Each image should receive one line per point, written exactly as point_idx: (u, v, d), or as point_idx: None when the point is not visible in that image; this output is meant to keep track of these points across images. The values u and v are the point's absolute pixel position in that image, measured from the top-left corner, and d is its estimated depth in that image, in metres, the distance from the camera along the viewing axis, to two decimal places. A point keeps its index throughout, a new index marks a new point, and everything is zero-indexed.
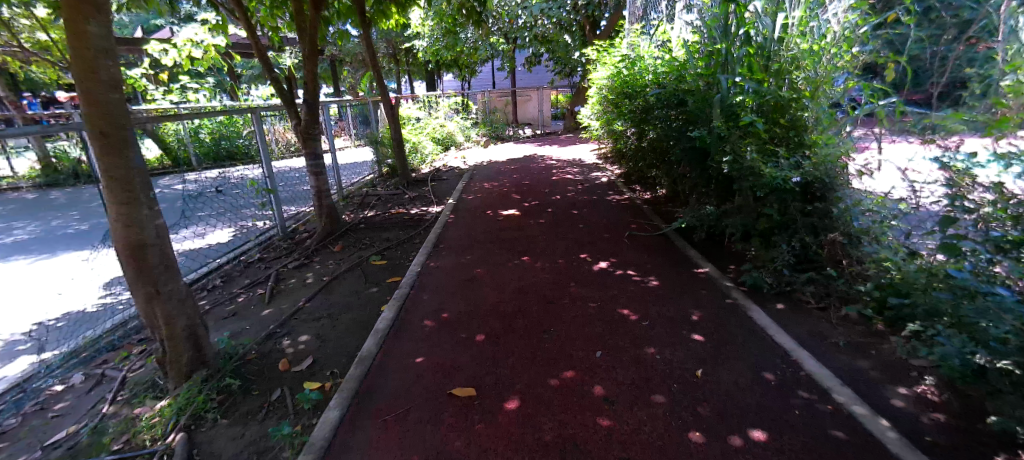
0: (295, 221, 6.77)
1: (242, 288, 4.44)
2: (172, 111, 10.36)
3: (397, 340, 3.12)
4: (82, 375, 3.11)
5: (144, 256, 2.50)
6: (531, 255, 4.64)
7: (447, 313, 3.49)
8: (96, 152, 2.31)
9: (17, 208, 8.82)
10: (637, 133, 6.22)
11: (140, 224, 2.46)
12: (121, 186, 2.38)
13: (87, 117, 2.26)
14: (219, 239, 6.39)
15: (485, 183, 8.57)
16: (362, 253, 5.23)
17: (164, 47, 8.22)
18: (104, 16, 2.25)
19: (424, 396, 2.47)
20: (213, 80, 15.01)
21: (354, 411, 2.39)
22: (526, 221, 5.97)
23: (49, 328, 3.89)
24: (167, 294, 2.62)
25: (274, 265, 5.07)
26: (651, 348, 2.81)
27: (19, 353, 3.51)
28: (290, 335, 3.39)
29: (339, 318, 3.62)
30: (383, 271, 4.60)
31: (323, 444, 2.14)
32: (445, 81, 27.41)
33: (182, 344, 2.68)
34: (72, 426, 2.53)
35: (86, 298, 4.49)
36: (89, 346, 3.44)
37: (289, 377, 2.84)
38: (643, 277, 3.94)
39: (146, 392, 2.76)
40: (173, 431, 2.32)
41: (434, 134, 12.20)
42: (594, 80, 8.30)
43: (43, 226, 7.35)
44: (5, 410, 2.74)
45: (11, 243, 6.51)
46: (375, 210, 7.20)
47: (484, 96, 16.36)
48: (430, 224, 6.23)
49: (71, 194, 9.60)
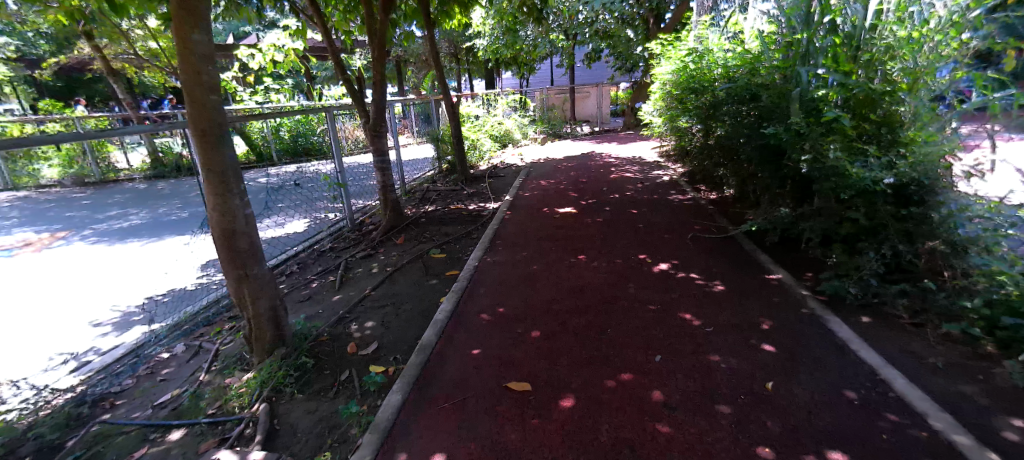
0: (362, 213, 7.16)
1: (315, 275, 4.77)
2: (256, 110, 11.33)
3: (454, 331, 3.22)
4: (183, 345, 3.50)
5: (235, 242, 2.76)
6: (588, 254, 4.59)
7: (503, 308, 3.55)
8: (197, 148, 2.59)
9: (132, 196, 10.06)
10: (704, 130, 5.93)
11: (232, 213, 2.72)
12: (216, 179, 2.64)
13: (191, 117, 2.53)
14: (295, 229, 6.91)
15: (541, 181, 8.58)
16: (423, 246, 5.43)
17: (251, 52, 9.00)
18: (207, 25, 2.49)
19: (481, 388, 2.53)
20: (291, 82, 16.22)
21: (414, 397, 2.49)
22: (583, 219, 5.91)
23: (157, 302, 4.41)
24: (254, 277, 2.87)
25: (343, 255, 5.40)
26: (715, 355, 2.68)
27: (134, 323, 4.02)
28: (357, 321, 3.60)
29: (401, 307, 3.80)
30: (442, 264, 4.75)
31: (386, 426, 2.25)
32: (503, 79, 27.78)
33: (264, 323, 2.93)
34: (176, 390, 2.86)
35: (186, 277, 5.04)
36: (189, 320, 3.87)
37: (357, 359, 3.02)
38: (708, 281, 3.76)
39: (235, 364, 3.05)
40: (258, 401, 2.56)
41: (492, 131, 12.38)
42: (657, 75, 8.02)
43: (151, 213, 8.34)
44: (123, 372, 3.15)
45: (128, 227, 7.46)
46: (435, 205, 7.44)
47: (542, 92, 16.34)
48: (487, 219, 6.34)
49: (173, 185, 10.82)
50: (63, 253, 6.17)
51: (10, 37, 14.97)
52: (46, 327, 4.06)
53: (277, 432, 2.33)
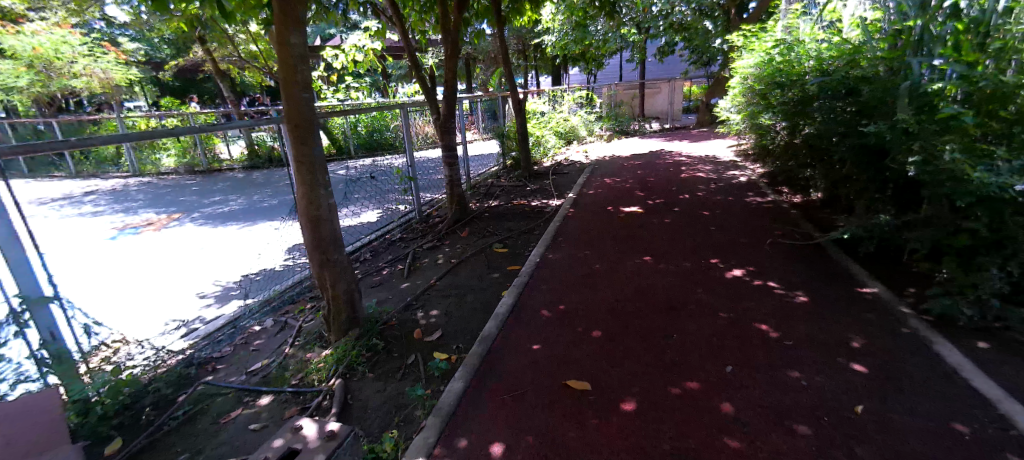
0: (430, 206, 7.44)
1: (386, 262, 5.04)
2: (338, 107, 12.15)
3: (515, 325, 3.25)
4: (272, 320, 3.85)
5: (319, 228, 2.99)
6: (655, 255, 4.43)
7: (564, 305, 3.53)
8: (291, 141, 2.83)
9: (231, 184, 11.22)
10: (789, 127, 5.48)
11: (318, 202, 2.94)
12: (306, 170, 2.87)
13: (286, 114, 2.77)
14: (368, 219, 7.33)
15: (607, 179, 8.39)
16: (486, 240, 5.53)
17: (335, 52, 9.65)
18: (303, 29, 2.71)
19: (540, 383, 2.54)
20: (369, 80, 17.18)
21: (475, 386, 2.56)
22: (650, 219, 5.71)
23: (251, 280, 4.90)
24: (334, 262, 3.09)
25: (411, 245, 5.65)
26: (795, 372, 2.48)
27: (232, 297, 4.50)
28: (423, 309, 3.76)
29: (465, 298, 3.91)
30: (505, 259, 4.82)
31: (448, 411, 2.33)
32: (571, 76, 27.46)
33: (341, 305, 3.14)
34: (265, 360, 3.16)
35: (275, 259, 5.55)
36: (277, 297, 4.26)
37: (423, 345, 3.16)
38: (788, 290, 3.49)
39: (315, 341, 3.32)
40: (334, 376, 2.77)
41: (557, 127, 12.33)
42: (737, 70, 7.52)
43: (247, 200, 9.26)
44: (223, 340, 3.55)
45: (228, 212, 8.34)
46: (499, 200, 7.55)
47: (610, 89, 15.99)
48: (551, 216, 6.32)
49: (265, 175, 11.92)
50: (177, 233, 7.03)
51: (140, 43, 17.22)
52: (163, 296, 4.64)
53: (350, 406, 2.51)
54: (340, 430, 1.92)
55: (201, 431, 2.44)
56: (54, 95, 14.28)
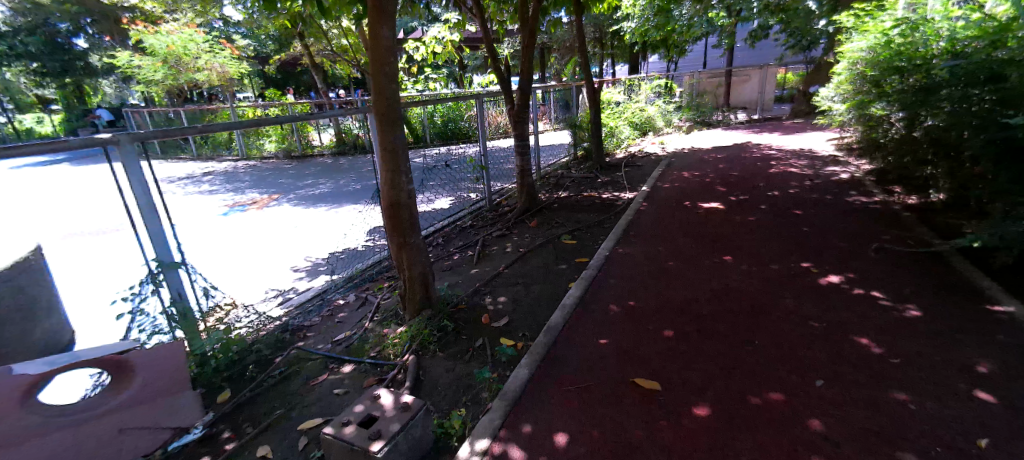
0: (500, 195, 7.55)
1: (457, 248, 5.21)
2: (417, 97, 12.70)
3: (582, 318, 3.21)
4: (354, 295, 4.16)
5: (399, 213, 3.15)
6: (736, 256, 4.14)
7: (634, 301, 3.42)
8: (377, 130, 2.99)
9: (321, 168, 12.20)
10: (908, 119, 4.83)
11: (400, 188, 3.10)
12: (390, 158, 3.03)
13: (375, 104, 2.94)
14: (441, 205, 7.60)
15: (685, 172, 7.97)
16: (555, 231, 5.51)
17: (417, 44, 10.03)
18: (393, 23, 2.83)
19: (606, 378, 2.50)
20: (446, 71, 17.71)
21: (540, 374, 2.57)
22: (731, 216, 5.35)
23: (337, 257, 5.32)
24: (411, 245, 3.24)
25: (481, 232, 5.78)
26: (900, 394, 2.21)
27: (320, 272, 4.92)
28: (491, 294, 3.84)
29: (532, 287, 3.94)
30: (574, 251, 4.77)
31: (514, 396, 2.37)
32: (649, 63, 26.33)
33: (416, 286, 3.30)
34: (348, 332, 3.42)
35: (358, 239, 5.96)
36: (359, 275, 4.58)
37: (491, 330, 3.23)
38: (895, 303, 3.11)
39: (391, 318, 3.53)
40: (407, 352, 2.93)
41: (633, 118, 11.91)
42: (844, 54, 6.75)
43: (334, 184, 10.03)
44: (312, 310, 3.90)
45: (318, 194, 9.09)
46: (568, 191, 7.47)
47: (691, 77, 15.29)
48: (622, 209, 6.14)
49: (350, 161, 12.82)
50: (275, 212, 7.80)
51: (250, 39, 19.16)
52: (263, 268, 5.18)
53: (421, 382, 2.64)
54: (414, 401, 2.01)
55: (293, 391, 2.70)
56: (181, 88, 16.38)
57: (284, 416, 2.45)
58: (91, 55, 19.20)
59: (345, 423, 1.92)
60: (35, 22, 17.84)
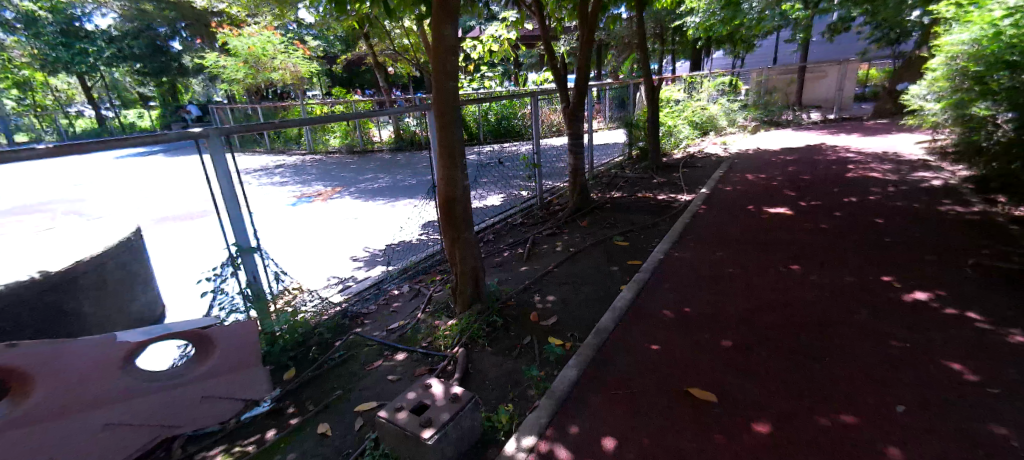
0: (552, 194, 7.52)
1: (507, 245, 5.25)
2: (473, 95, 12.91)
3: (633, 321, 3.13)
4: (408, 286, 4.31)
5: (453, 208, 3.21)
6: (804, 265, 3.87)
7: (689, 308, 3.29)
8: (436, 127, 3.07)
9: (380, 163, 12.72)
10: (1019, 120, 4.29)
11: (455, 184, 3.16)
12: (447, 154, 3.10)
13: (435, 101, 3.01)
14: (493, 202, 7.68)
15: (748, 174, 7.54)
16: (606, 231, 5.41)
17: (475, 43, 10.18)
18: (456, 21, 2.88)
19: (657, 385, 2.43)
20: (502, 69, 17.86)
21: (589, 376, 2.54)
22: (800, 223, 5.00)
23: (392, 249, 5.53)
24: (464, 241, 3.30)
25: (532, 230, 5.79)
26: (998, 427, 1.97)
27: (377, 263, 5.14)
28: (541, 293, 3.84)
29: (582, 287, 3.89)
30: (626, 253, 4.66)
31: (561, 396, 2.36)
32: (713, 59, 25.14)
33: (467, 281, 3.36)
34: (401, 321, 3.56)
35: (412, 233, 6.17)
36: (413, 267, 4.74)
37: (539, 328, 3.23)
38: (993, 325, 2.77)
39: (442, 310, 3.62)
40: (457, 345, 3.00)
41: (693, 117, 11.41)
42: (941, 47, 6.10)
43: (392, 178, 10.43)
44: (369, 299, 4.08)
45: (376, 188, 9.50)
46: (622, 192, 7.30)
47: (760, 73, 14.48)
48: (679, 211, 5.92)
49: (407, 157, 13.27)
50: (338, 204, 8.25)
51: (319, 40, 20.31)
52: (326, 256, 5.49)
53: (470, 374, 2.70)
54: (464, 393, 2.04)
55: (350, 374, 2.85)
56: (259, 86, 17.68)
57: (342, 397, 2.59)
58: (183, 56, 21.16)
59: (398, 408, 1.99)
60: (139, 27, 19.93)
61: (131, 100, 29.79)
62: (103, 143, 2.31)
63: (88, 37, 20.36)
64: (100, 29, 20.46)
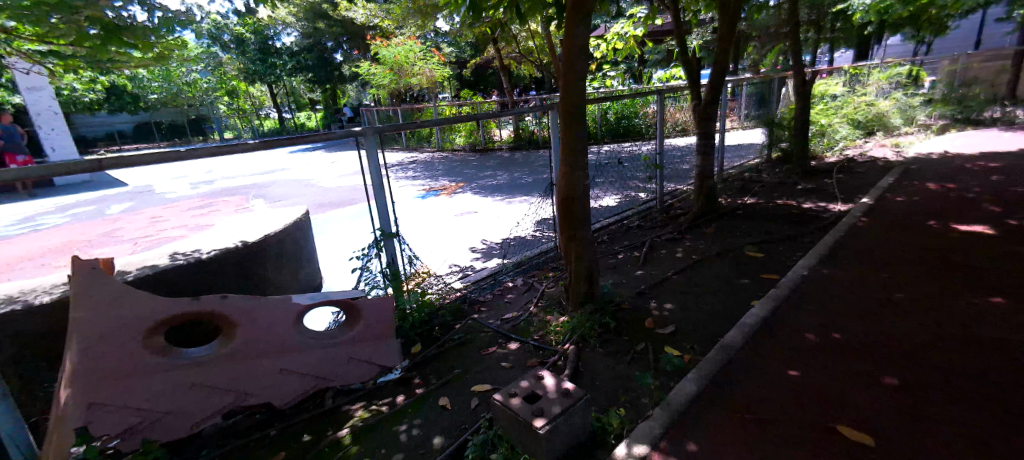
0: (673, 197, 7.09)
1: (622, 247, 5.11)
2: (594, 95, 12.77)
3: (766, 341, 2.82)
4: (521, 280, 4.46)
5: (572, 207, 3.22)
6: (1007, 299, 3.08)
7: (838, 334, 2.85)
8: (562, 126, 3.11)
9: (500, 161, 13.30)
10: None
11: (575, 183, 3.17)
12: (570, 153, 3.12)
13: (562, 101, 3.05)
14: (609, 203, 7.52)
15: (928, 183, 6.23)
16: (735, 240, 4.94)
17: (600, 41, 9.99)
18: (589, 21, 2.87)
19: (793, 415, 2.15)
20: (626, 66, 17.32)
21: (710, 393, 2.36)
22: (1003, 246, 3.98)
23: (508, 244, 5.76)
24: (581, 239, 3.29)
25: (649, 234, 5.54)
26: None
27: (493, 256, 5.40)
28: (657, 299, 3.67)
29: (705, 298, 3.62)
30: (759, 265, 4.20)
31: (678, 409, 2.23)
32: (885, 46, 21.25)
33: (581, 280, 3.34)
34: (514, 313, 3.70)
35: (527, 229, 6.35)
36: (527, 262, 4.88)
37: (654, 335, 3.10)
38: None
39: (554, 306, 3.67)
40: (568, 342, 3.02)
41: (853, 114, 9.77)
42: None
43: (510, 176, 10.83)
44: (485, 288, 4.31)
45: (496, 185, 9.95)
46: (756, 197, 6.59)
47: (954, 61, 11.85)
48: (829, 223, 5.14)
49: (525, 156, 13.66)
50: (461, 198, 8.84)
51: (453, 46, 21.90)
52: (448, 246, 5.94)
53: (580, 373, 2.69)
54: (575, 390, 2.05)
55: (467, 356, 3.06)
56: (400, 90, 19.72)
57: (460, 376, 2.79)
58: (344, 66, 24.55)
59: (512, 394, 2.09)
60: (313, 42, 23.63)
61: (303, 104, 35.55)
62: (291, 139, 2.84)
63: (279, 53, 24.84)
64: (286, 46, 24.78)
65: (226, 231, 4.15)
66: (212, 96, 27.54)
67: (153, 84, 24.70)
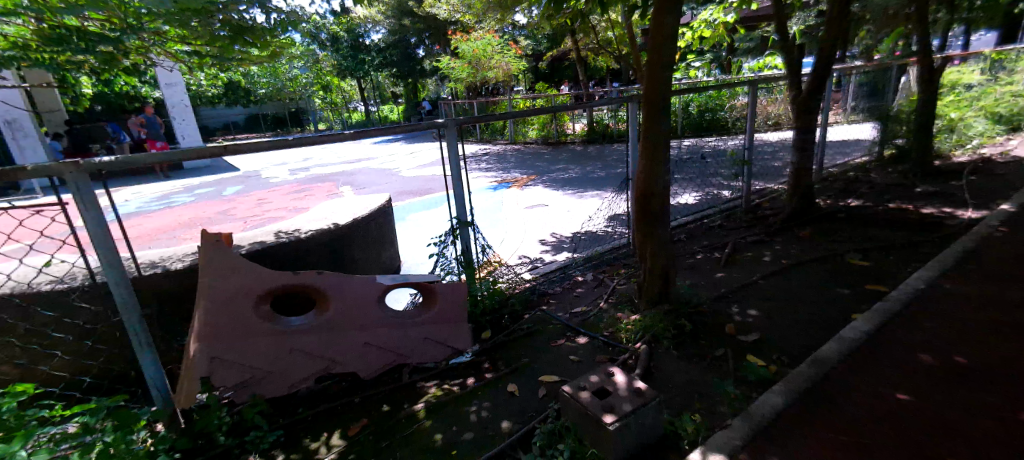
0: (761, 196, 6.58)
1: (701, 247, 4.84)
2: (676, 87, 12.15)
3: (870, 358, 2.54)
4: (591, 275, 4.40)
5: (650, 202, 3.11)
6: None
7: (963, 358, 2.49)
8: (643, 119, 3.01)
9: (573, 154, 13.15)
10: None
11: (654, 179, 3.05)
12: (651, 147, 3.01)
13: (645, 93, 2.95)
14: (687, 200, 7.15)
15: None
16: (834, 246, 4.48)
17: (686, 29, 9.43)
18: (679, 8, 2.73)
19: (901, 442, 1.93)
20: (712, 55, 16.25)
21: (800, 407, 2.18)
22: None
23: (579, 238, 5.70)
24: (657, 237, 3.17)
25: (733, 234, 5.19)
26: None
27: (563, 249, 5.38)
28: (740, 304, 3.44)
29: (795, 306, 3.33)
30: (862, 275, 3.78)
31: (762, 421, 2.09)
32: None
33: (656, 279, 3.23)
34: (584, 307, 3.67)
35: (599, 224, 6.23)
36: (598, 257, 4.81)
37: (735, 342, 2.91)
38: None
39: (625, 303, 3.58)
40: (640, 341, 2.93)
41: (993, 107, 8.38)
42: None
43: (583, 170, 10.68)
44: (555, 281, 4.32)
45: (568, 178, 9.87)
46: (862, 199, 5.92)
47: None
48: (954, 232, 4.48)
49: (599, 149, 13.38)
50: (532, 191, 8.89)
51: (530, 38, 21.91)
52: (519, 237, 6.01)
53: (651, 374, 2.61)
54: (648, 390, 2.01)
55: (536, 346, 3.09)
56: (477, 83, 20.18)
57: (529, 365, 2.84)
58: (425, 61, 25.62)
59: (582, 387, 2.08)
60: (398, 38, 24.91)
61: (387, 97, 37.64)
62: (381, 130, 3.05)
63: (368, 49, 26.70)
64: (374, 42, 26.35)
65: (320, 214, 4.55)
66: (309, 91, 30.12)
67: (261, 80, 27.54)
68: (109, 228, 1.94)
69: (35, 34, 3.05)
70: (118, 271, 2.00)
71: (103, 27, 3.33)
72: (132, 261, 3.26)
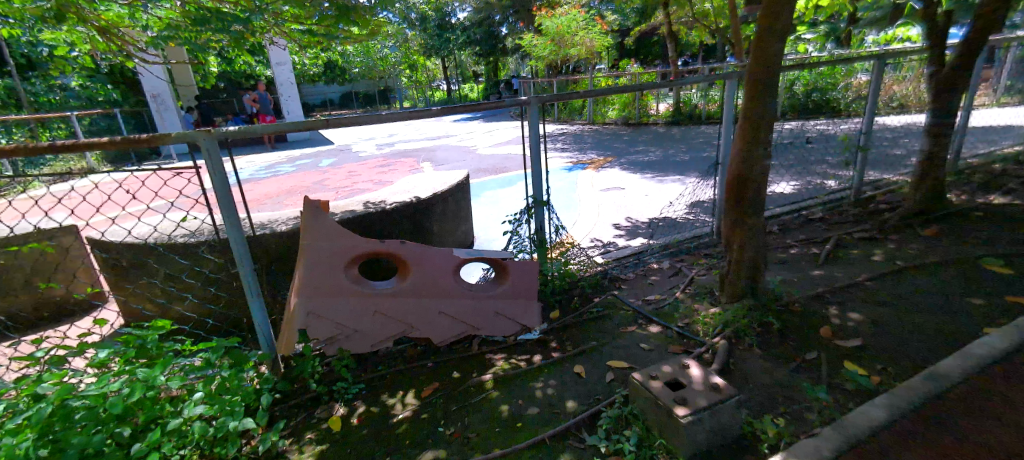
0: (875, 188, 5.80)
1: (796, 241, 4.41)
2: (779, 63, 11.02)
3: (1004, 380, 2.17)
4: (668, 263, 4.21)
5: (744, 188, 2.86)
6: None
7: None
8: (744, 96, 2.74)
9: (655, 136, 12.55)
10: None
11: (752, 162, 2.79)
12: (751, 127, 2.75)
13: (750, 69, 2.67)
14: (783, 188, 6.53)
15: None
16: (966, 249, 3.85)
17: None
18: None
19: None
20: (826, 28, 14.47)
21: (908, 426, 1.92)
22: None
23: (655, 224, 5.46)
24: (748, 226, 2.92)
25: (836, 229, 4.66)
26: None
27: (639, 235, 5.19)
28: (839, 305, 3.10)
29: (909, 314, 2.94)
30: (1001, 283, 3.23)
31: (859, 434, 1.87)
32: None
33: (742, 272, 3.00)
34: (659, 295, 3.53)
35: (677, 210, 5.93)
36: (676, 244, 4.57)
37: (831, 347, 2.64)
38: None
39: (704, 295, 3.39)
40: (719, 336, 2.77)
41: None
42: None
43: (663, 153, 10.17)
44: (629, 266, 4.19)
45: (647, 161, 9.46)
46: (1008, 196, 5.01)
47: None
48: None
49: (684, 132, 12.64)
50: (608, 173, 8.65)
51: (617, 13, 20.98)
52: (593, 220, 5.90)
53: (729, 370, 2.46)
54: (726, 387, 1.89)
55: (606, 330, 3.05)
56: (559, 61, 19.80)
57: (597, 348, 2.80)
58: (508, 38, 25.65)
59: (653, 377, 2.02)
60: (483, 16, 25.14)
61: (468, 76, 38.42)
62: (466, 107, 3.09)
63: (454, 28, 27.29)
64: (460, 21, 26.84)
65: (404, 188, 4.79)
66: (397, 69, 31.55)
67: (356, 59, 29.33)
68: (232, 190, 2.16)
69: (180, 15, 3.49)
70: (237, 228, 2.24)
71: (233, 8, 3.73)
72: (247, 221, 3.70)
